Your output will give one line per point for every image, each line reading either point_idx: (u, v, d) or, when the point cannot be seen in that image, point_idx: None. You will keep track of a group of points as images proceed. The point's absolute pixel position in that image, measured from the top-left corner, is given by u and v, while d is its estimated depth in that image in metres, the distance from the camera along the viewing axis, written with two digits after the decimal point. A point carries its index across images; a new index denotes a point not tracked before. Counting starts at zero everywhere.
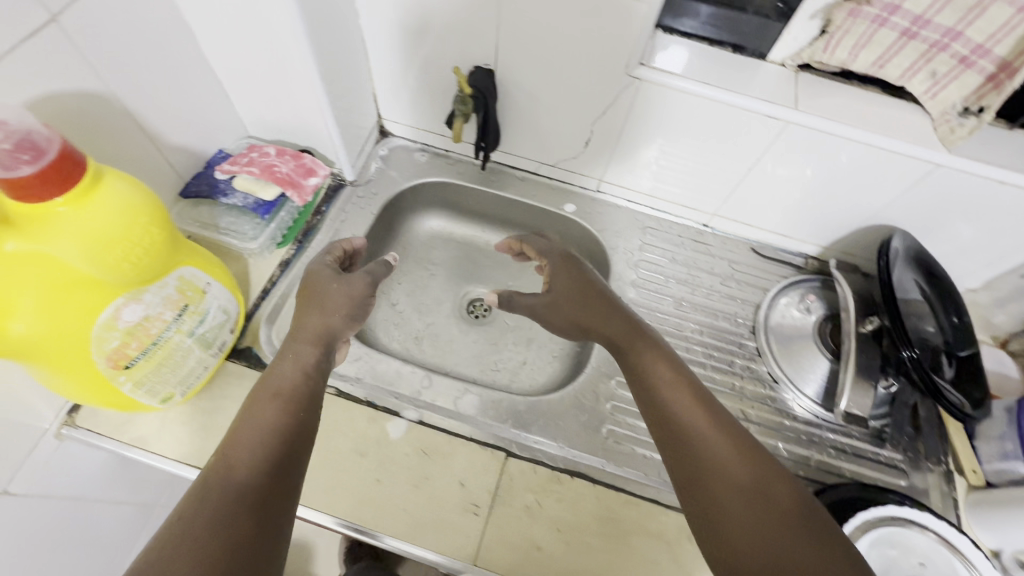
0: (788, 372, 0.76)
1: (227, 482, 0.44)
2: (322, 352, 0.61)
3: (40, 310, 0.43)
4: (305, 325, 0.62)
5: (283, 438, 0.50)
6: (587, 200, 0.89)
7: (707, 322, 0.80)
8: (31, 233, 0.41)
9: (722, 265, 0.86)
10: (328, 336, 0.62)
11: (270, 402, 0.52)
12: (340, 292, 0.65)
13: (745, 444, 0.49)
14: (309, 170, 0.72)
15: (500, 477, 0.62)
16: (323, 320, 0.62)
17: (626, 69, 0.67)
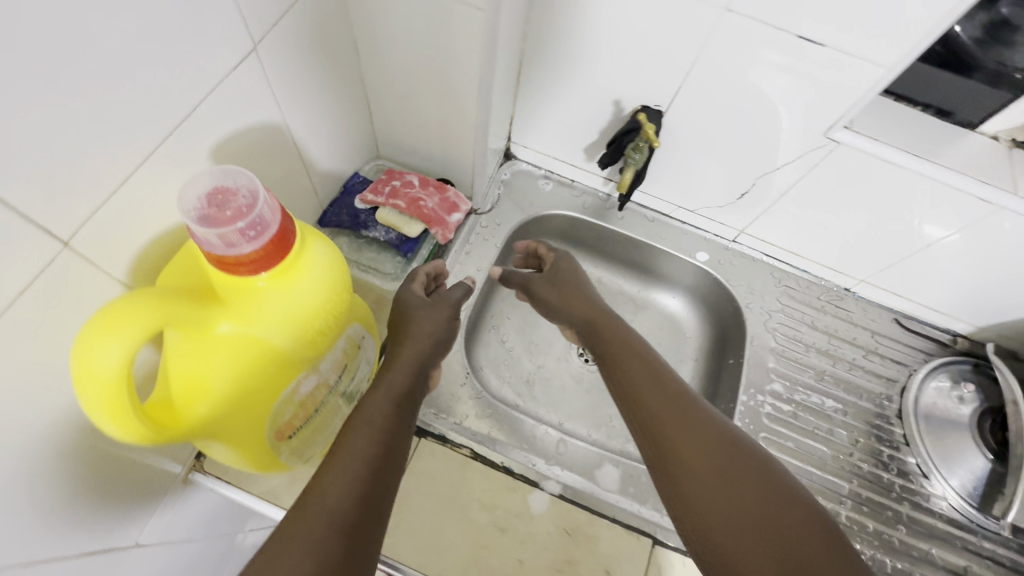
0: (941, 467, 0.70)
1: (315, 517, 0.40)
2: (417, 381, 0.55)
3: (233, 394, 0.38)
4: (398, 351, 0.56)
5: (373, 468, 0.45)
6: (721, 249, 0.83)
7: (850, 400, 0.74)
8: (236, 312, 0.35)
9: (864, 335, 0.79)
10: (419, 364, 0.56)
11: (365, 436, 0.47)
12: (429, 313, 0.59)
13: (716, 450, 0.47)
14: (452, 206, 0.66)
15: (648, 568, 0.58)
16: (416, 348, 0.56)
17: (824, 131, 0.60)
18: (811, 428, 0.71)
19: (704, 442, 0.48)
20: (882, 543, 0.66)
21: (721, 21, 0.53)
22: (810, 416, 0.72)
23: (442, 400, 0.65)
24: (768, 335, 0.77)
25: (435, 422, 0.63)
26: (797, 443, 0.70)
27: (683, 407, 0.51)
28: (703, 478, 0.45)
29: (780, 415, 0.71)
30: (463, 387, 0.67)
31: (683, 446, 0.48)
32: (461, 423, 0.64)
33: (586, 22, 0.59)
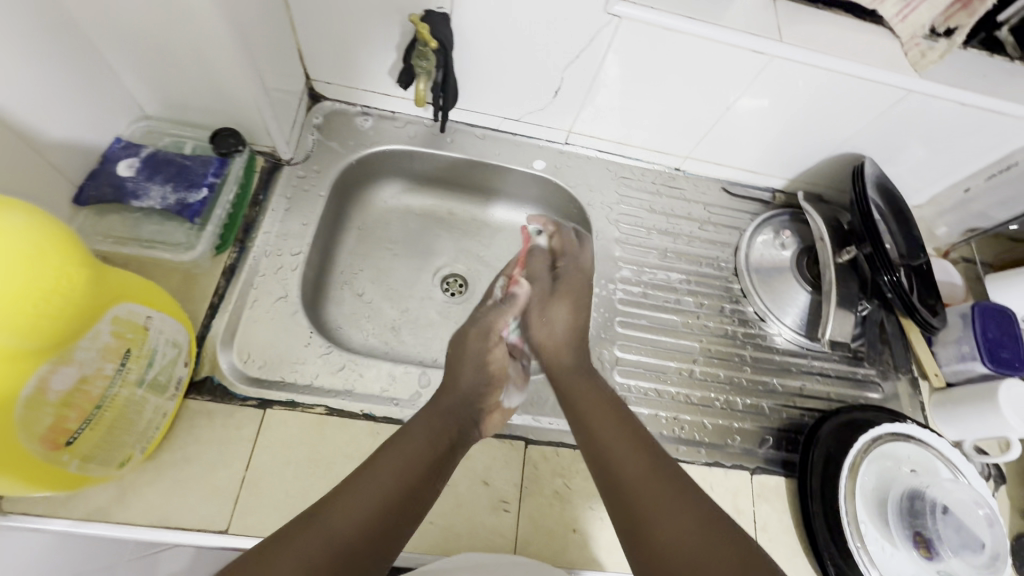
0: (772, 307, 0.78)
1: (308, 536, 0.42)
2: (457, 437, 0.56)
3: None
4: (422, 417, 0.56)
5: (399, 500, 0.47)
6: (556, 153, 0.83)
7: (693, 270, 0.79)
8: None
9: (698, 209, 0.84)
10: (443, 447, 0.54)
11: (361, 501, 0.46)
12: (475, 345, 0.67)
13: (670, 488, 0.50)
14: (569, 320, 0.68)
15: (524, 468, 0.60)
16: (439, 426, 0.55)
17: (604, 5, 0.59)
18: (661, 302, 0.75)
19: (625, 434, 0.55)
20: (733, 386, 0.72)
21: None
22: (659, 292, 0.76)
23: (279, 364, 0.61)
24: (613, 227, 0.80)
25: (274, 391, 0.59)
26: (649, 319, 0.74)
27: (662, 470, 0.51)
28: (646, 509, 0.48)
29: (631, 297, 0.75)
30: (308, 347, 0.63)
31: (641, 472, 0.51)
32: (311, 383, 0.61)
33: None
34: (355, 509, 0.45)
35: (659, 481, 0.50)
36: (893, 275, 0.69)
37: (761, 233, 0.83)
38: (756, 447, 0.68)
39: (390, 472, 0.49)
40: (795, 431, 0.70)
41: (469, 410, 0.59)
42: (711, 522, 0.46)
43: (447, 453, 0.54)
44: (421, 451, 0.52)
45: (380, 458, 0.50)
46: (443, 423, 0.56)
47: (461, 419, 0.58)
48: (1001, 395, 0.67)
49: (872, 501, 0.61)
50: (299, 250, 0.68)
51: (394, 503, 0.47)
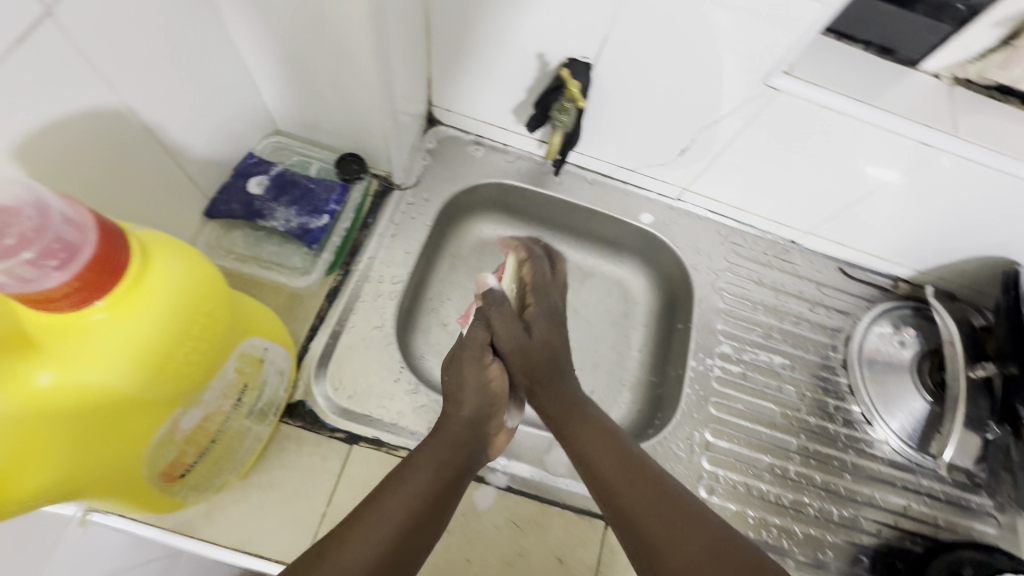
0: (882, 411, 0.71)
1: None
2: (457, 464, 0.52)
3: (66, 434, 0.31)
4: (424, 450, 0.51)
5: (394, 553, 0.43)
6: (666, 208, 0.79)
7: (796, 355, 0.74)
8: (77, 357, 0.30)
9: (810, 288, 0.78)
10: (449, 479, 0.50)
11: (361, 548, 0.42)
12: (475, 369, 0.59)
13: (662, 508, 0.47)
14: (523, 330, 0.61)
15: (601, 550, 0.57)
16: (442, 456, 0.51)
17: (764, 78, 0.55)
18: (759, 387, 0.71)
19: (616, 453, 0.52)
20: (829, 493, 0.67)
21: None
22: (758, 375, 0.71)
23: (368, 398, 0.60)
24: (717, 296, 0.75)
25: (361, 426, 0.58)
26: (745, 404, 0.69)
27: (652, 486, 0.48)
28: (653, 538, 0.45)
29: (728, 377, 0.70)
30: (397, 382, 0.62)
31: (637, 498, 0.48)
32: (397, 422, 0.59)
33: None
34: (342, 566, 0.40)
35: (650, 505, 0.47)
36: None
37: (878, 325, 0.76)
38: (849, 567, 0.62)
39: (375, 529, 0.43)
40: (894, 555, 0.64)
41: (476, 436, 0.55)
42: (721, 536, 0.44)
43: (451, 486, 0.50)
44: (426, 487, 0.48)
45: (363, 509, 0.45)
46: (437, 458, 0.51)
47: (468, 450, 0.53)
48: None
49: None
50: (400, 279, 0.67)
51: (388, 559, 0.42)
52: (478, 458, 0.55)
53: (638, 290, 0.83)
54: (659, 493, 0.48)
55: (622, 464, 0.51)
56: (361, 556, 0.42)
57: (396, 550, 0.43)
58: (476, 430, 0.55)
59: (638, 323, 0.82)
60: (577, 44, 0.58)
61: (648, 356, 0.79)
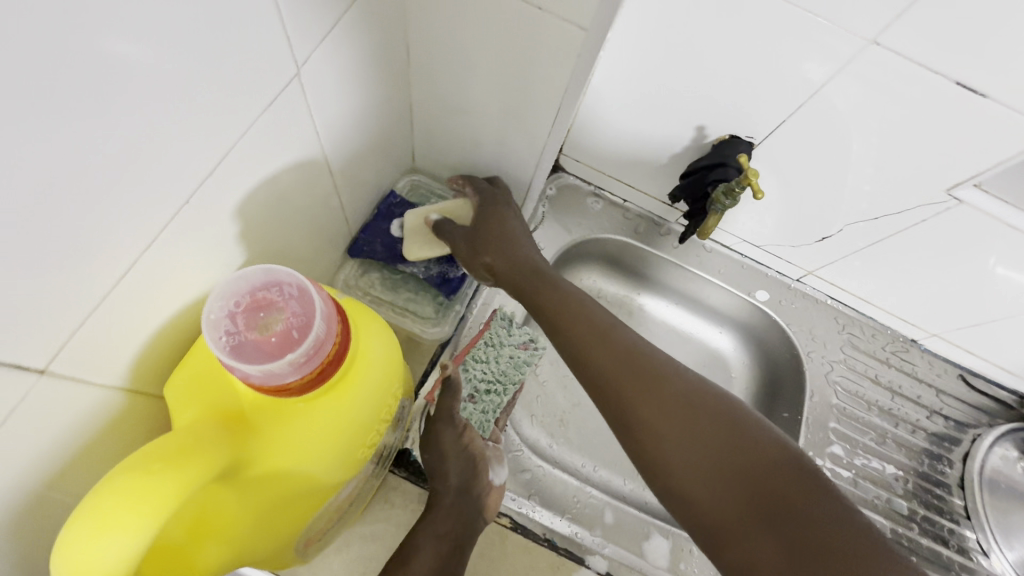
0: (1002, 545, 0.66)
1: None
2: (454, 532, 0.47)
3: (257, 520, 0.31)
4: (421, 530, 0.47)
5: None
6: (783, 287, 0.75)
7: (910, 466, 0.69)
8: (266, 441, 0.30)
9: (928, 393, 0.73)
10: (447, 554, 0.45)
11: None
12: (452, 435, 0.53)
13: (681, 416, 0.41)
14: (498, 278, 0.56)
15: None
16: (438, 531, 0.47)
17: (946, 186, 0.52)
18: (869, 496, 0.66)
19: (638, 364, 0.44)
20: None
21: (859, 57, 0.45)
22: (869, 483, 0.67)
23: None
24: (829, 390, 0.71)
25: None
26: None
27: (673, 395, 0.42)
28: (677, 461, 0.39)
29: (837, 480, 0.66)
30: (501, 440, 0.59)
31: (673, 427, 0.40)
32: None
33: (681, 40, 0.50)
34: None
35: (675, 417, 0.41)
36: None
37: (1001, 446, 0.71)
38: None
39: None
40: None
41: (470, 504, 0.49)
42: (775, 458, 0.37)
43: (454, 560, 0.46)
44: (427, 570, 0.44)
45: None
46: (434, 534, 0.46)
47: (465, 519, 0.48)
48: None
49: None
50: None
51: None
52: (478, 523, 0.50)
53: (737, 365, 0.80)
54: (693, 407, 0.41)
55: (637, 376, 0.44)
56: None
57: None
58: (465, 496, 0.49)
59: (734, 399, 0.78)
60: (742, 123, 0.56)
61: None
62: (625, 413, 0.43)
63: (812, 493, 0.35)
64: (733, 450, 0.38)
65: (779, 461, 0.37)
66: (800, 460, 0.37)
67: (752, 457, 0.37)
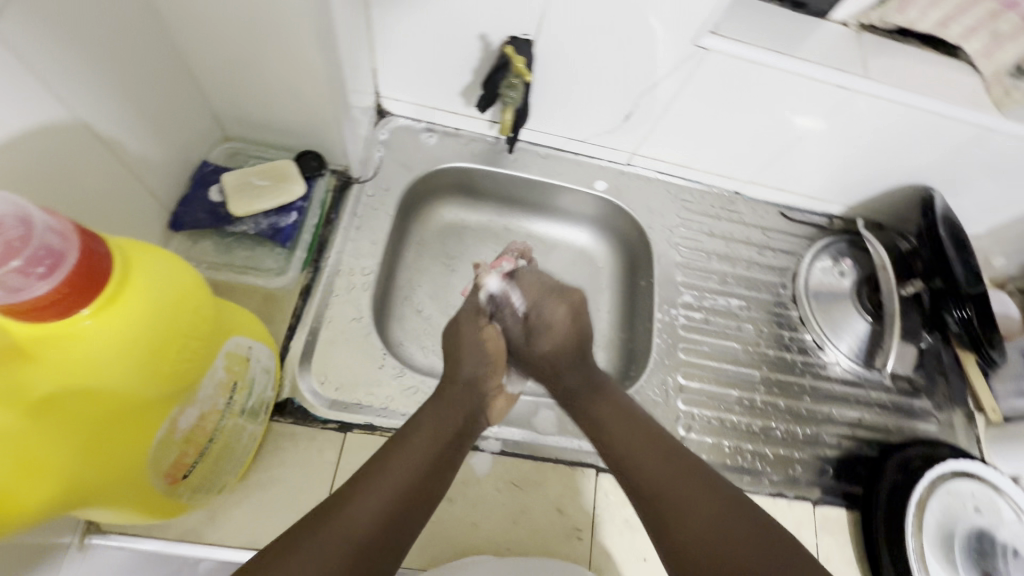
0: (831, 337, 0.79)
1: (325, 520, 0.44)
2: (462, 420, 0.56)
3: (69, 446, 0.32)
4: (427, 409, 0.56)
5: (395, 513, 0.47)
6: (618, 174, 0.83)
7: (751, 296, 0.80)
8: (47, 368, 0.31)
9: (756, 233, 0.84)
10: (445, 442, 0.54)
11: (370, 503, 0.46)
12: (471, 329, 0.65)
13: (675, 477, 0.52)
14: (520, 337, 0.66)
15: (596, 496, 0.60)
16: (443, 416, 0.56)
17: (691, 39, 0.60)
18: (721, 329, 0.76)
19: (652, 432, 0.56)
20: (793, 415, 0.73)
21: None
22: (719, 318, 0.77)
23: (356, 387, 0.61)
24: (673, 250, 0.80)
25: (354, 415, 0.59)
26: (711, 346, 0.74)
27: (653, 445, 0.55)
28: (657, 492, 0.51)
29: (692, 323, 0.75)
30: (383, 369, 0.64)
31: (648, 463, 0.53)
32: (387, 406, 0.61)
33: None
34: (356, 515, 0.45)
35: (650, 459, 0.53)
36: (962, 312, 0.69)
37: (820, 260, 0.83)
38: (819, 477, 0.69)
39: (384, 483, 0.48)
40: (855, 460, 0.71)
41: (474, 398, 0.60)
42: (747, 530, 0.46)
43: (454, 443, 0.55)
44: (428, 444, 0.53)
45: (375, 457, 0.50)
46: (443, 416, 0.56)
47: (469, 409, 0.58)
48: None
49: (938, 539, 0.61)
50: (370, 269, 0.68)
51: (392, 512, 0.46)
52: (481, 415, 0.60)
53: (600, 255, 0.88)
54: (663, 452, 0.54)
55: (650, 436, 0.55)
56: (365, 512, 0.45)
57: (406, 502, 0.48)
58: (473, 388, 0.60)
59: (603, 286, 0.87)
60: (514, 21, 0.60)
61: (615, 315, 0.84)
62: (612, 456, 0.56)
63: (744, 522, 0.47)
64: (689, 486, 0.50)
65: (723, 498, 0.49)
66: (716, 484, 0.50)
67: (701, 498, 0.49)
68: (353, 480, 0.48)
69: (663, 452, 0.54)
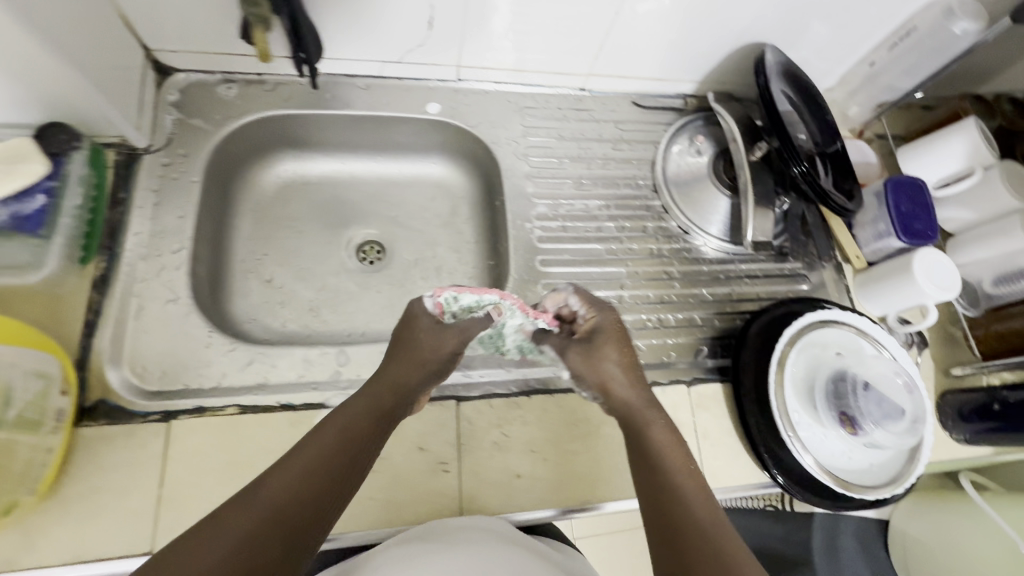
0: (696, 220, 0.77)
1: (227, 517, 0.40)
2: (388, 408, 0.50)
3: None
4: (357, 395, 0.51)
5: (303, 503, 0.42)
6: (451, 92, 0.77)
7: (611, 195, 0.77)
8: None
9: (608, 128, 0.80)
10: (369, 434, 0.48)
11: (275, 496, 0.41)
12: (425, 329, 0.54)
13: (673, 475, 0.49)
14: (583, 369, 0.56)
15: (459, 427, 0.58)
16: (371, 403, 0.50)
17: None
18: (582, 233, 0.73)
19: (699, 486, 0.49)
20: (665, 304, 0.72)
21: None
22: (578, 223, 0.74)
23: (181, 372, 0.57)
24: (522, 162, 0.76)
25: (180, 401, 0.55)
26: (572, 253, 0.72)
27: (704, 505, 0.47)
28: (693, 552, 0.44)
29: (550, 233, 0.72)
30: (211, 347, 0.59)
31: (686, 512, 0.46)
32: (219, 385, 0.57)
33: None
34: (261, 512, 0.40)
35: (694, 516, 0.46)
36: (802, 167, 0.68)
37: (677, 144, 0.80)
38: (694, 358, 0.69)
39: (295, 472, 0.43)
40: (727, 334, 0.71)
41: (410, 386, 0.52)
42: None
43: (376, 433, 0.49)
44: (349, 430, 0.47)
45: (295, 442, 0.46)
46: (375, 400, 0.50)
47: (403, 398, 0.52)
48: (914, 262, 0.68)
49: (802, 389, 0.62)
50: (181, 245, 0.62)
51: (296, 504, 0.42)
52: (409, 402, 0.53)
53: (458, 185, 0.83)
54: (704, 512, 0.47)
55: (698, 491, 0.48)
56: (268, 503, 0.41)
57: (318, 492, 0.43)
58: (420, 372, 0.53)
59: (465, 217, 0.83)
60: None
61: (481, 243, 0.81)
62: (661, 498, 0.48)
63: None
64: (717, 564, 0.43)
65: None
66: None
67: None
68: (267, 468, 0.44)
69: (715, 517, 0.46)
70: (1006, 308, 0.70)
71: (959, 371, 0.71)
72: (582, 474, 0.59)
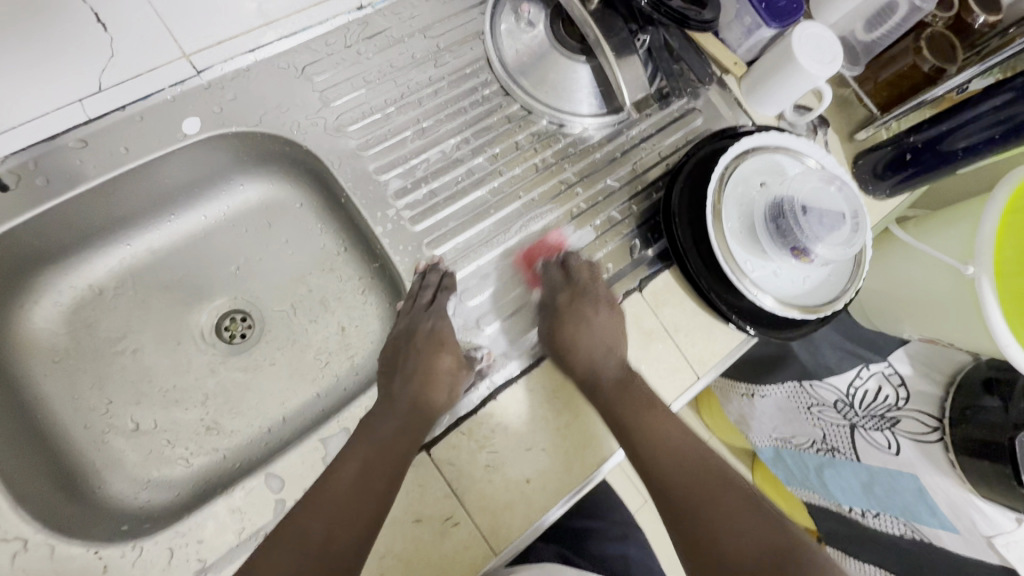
0: (563, 105, 0.65)
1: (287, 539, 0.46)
2: (426, 404, 0.54)
3: None
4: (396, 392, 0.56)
5: (350, 510, 0.47)
6: (202, 92, 0.56)
7: (462, 124, 0.62)
8: None
9: (418, 43, 0.63)
10: (404, 437, 0.52)
11: (327, 510, 0.47)
12: (432, 324, 0.57)
13: (715, 481, 0.53)
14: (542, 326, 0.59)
15: (443, 474, 0.51)
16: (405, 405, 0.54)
17: None
18: (453, 188, 0.60)
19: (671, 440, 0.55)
20: (578, 217, 0.62)
21: None
22: (443, 178, 0.60)
23: None
24: (342, 137, 0.59)
25: None
26: (456, 217, 0.60)
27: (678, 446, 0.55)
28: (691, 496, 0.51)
29: (420, 207, 0.59)
30: (109, 568, 0.45)
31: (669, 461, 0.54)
32: None
33: None
34: (316, 529, 0.47)
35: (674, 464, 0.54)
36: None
37: (503, 24, 0.65)
38: (630, 258, 0.62)
39: (342, 479, 0.49)
40: (651, 214, 0.64)
41: (442, 378, 0.55)
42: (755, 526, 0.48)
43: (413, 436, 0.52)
44: (389, 436, 0.52)
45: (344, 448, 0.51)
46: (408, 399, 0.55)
47: (437, 392, 0.54)
48: (795, 48, 0.61)
49: (746, 242, 0.58)
50: None
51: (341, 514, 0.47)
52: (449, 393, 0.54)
53: (287, 196, 0.66)
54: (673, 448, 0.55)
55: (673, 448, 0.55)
56: (319, 516, 0.47)
57: (358, 499, 0.48)
58: (444, 368, 0.55)
59: (316, 228, 0.67)
60: None
61: (352, 249, 0.66)
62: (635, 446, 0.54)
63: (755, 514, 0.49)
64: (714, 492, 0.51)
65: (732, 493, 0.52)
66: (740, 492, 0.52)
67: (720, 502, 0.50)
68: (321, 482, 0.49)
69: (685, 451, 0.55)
70: (886, 54, 0.67)
71: (864, 133, 0.69)
72: (586, 441, 0.54)
